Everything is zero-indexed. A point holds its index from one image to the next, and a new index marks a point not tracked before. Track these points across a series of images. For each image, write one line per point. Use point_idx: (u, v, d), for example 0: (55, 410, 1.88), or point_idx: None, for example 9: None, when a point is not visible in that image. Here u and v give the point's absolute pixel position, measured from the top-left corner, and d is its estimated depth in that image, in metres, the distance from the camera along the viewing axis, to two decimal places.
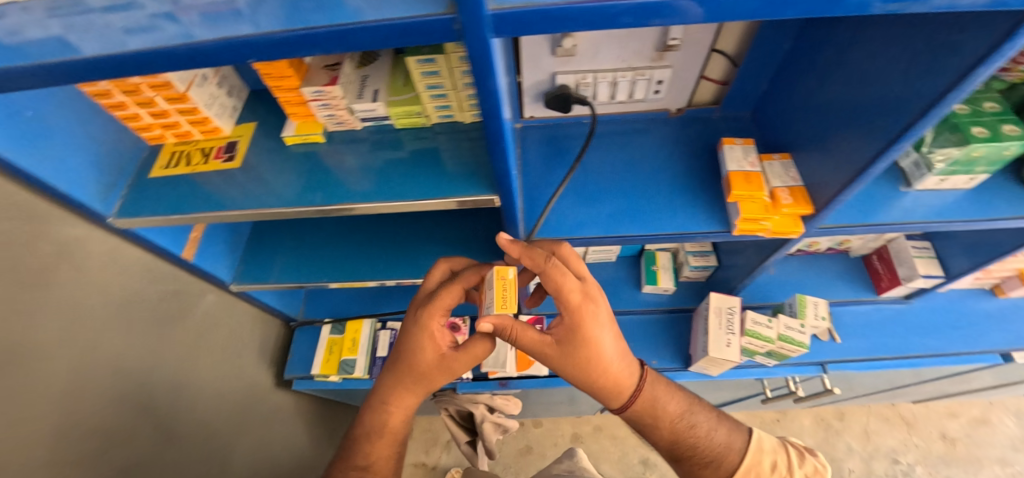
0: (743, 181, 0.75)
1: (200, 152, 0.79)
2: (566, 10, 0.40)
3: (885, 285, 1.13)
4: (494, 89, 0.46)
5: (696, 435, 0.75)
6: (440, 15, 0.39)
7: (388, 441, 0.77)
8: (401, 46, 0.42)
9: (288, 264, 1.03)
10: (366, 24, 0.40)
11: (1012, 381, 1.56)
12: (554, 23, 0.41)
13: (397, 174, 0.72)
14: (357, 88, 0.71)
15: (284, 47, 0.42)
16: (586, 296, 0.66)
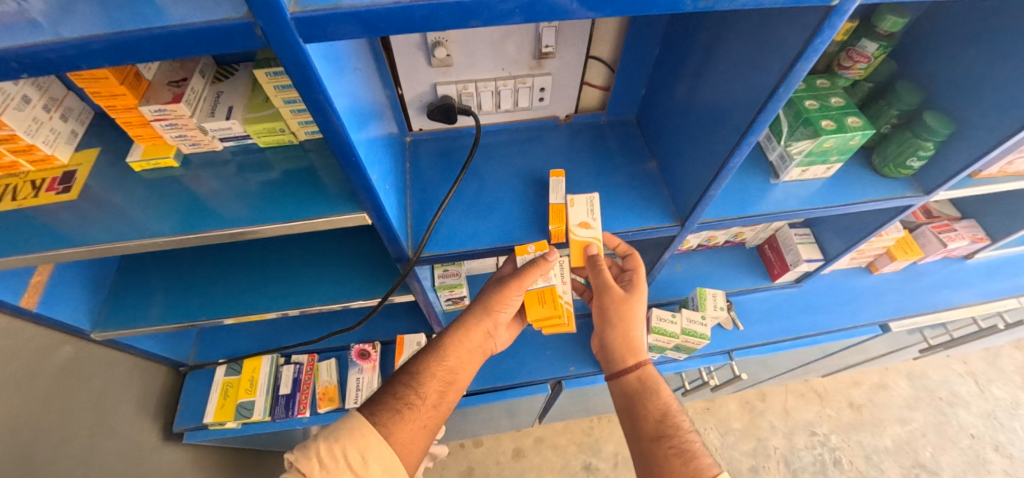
0: (533, 299, 0.81)
1: (29, 184, 0.69)
2: (376, 12, 0.40)
3: (778, 271, 1.18)
4: (324, 100, 0.44)
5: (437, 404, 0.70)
6: (237, 18, 0.38)
7: (429, 413, 0.68)
8: (216, 51, 0.41)
9: (165, 304, 0.91)
10: (164, 29, 0.38)
11: (895, 350, 1.67)
12: (370, 25, 0.41)
13: (267, 199, 0.69)
14: (209, 105, 0.66)
15: (70, 56, 0.39)
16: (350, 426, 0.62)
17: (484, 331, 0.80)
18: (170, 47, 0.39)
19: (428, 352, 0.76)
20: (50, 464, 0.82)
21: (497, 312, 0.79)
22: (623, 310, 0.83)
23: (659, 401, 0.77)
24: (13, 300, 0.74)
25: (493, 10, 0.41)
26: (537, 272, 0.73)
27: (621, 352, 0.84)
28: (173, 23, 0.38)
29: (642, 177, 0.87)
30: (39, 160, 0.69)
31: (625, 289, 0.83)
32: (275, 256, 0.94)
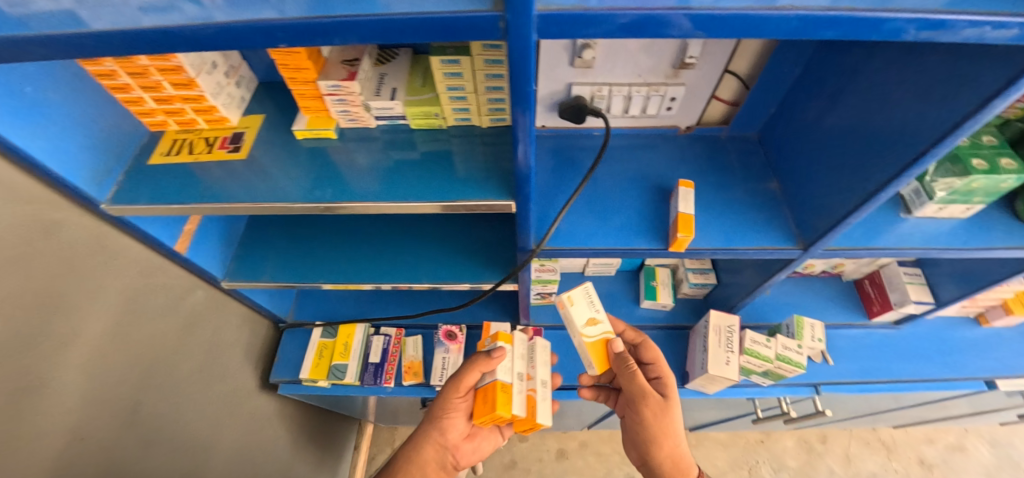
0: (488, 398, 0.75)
1: (203, 141, 0.77)
2: (615, 15, 0.40)
3: (877, 309, 1.10)
4: (531, 91, 0.47)
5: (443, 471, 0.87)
6: (485, 10, 0.41)
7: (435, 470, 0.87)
8: (459, 40, 0.43)
9: (282, 263, 0.97)
10: (420, 15, 0.42)
11: (987, 412, 1.54)
12: (603, 28, 0.41)
13: (409, 178, 0.72)
14: (374, 86, 0.70)
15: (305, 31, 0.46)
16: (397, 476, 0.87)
17: (438, 445, 0.88)
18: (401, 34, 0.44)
19: (417, 456, 0.87)
20: (164, 391, 0.91)
21: (441, 425, 0.87)
22: (659, 421, 0.81)
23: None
24: (169, 243, 0.83)
25: (723, 20, 0.41)
26: (476, 365, 0.77)
27: (664, 464, 0.83)
28: (430, 10, 0.42)
29: (762, 195, 0.85)
30: (213, 119, 0.77)
31: (654, 403, 0.80)
32: (388, 231, 0.99)
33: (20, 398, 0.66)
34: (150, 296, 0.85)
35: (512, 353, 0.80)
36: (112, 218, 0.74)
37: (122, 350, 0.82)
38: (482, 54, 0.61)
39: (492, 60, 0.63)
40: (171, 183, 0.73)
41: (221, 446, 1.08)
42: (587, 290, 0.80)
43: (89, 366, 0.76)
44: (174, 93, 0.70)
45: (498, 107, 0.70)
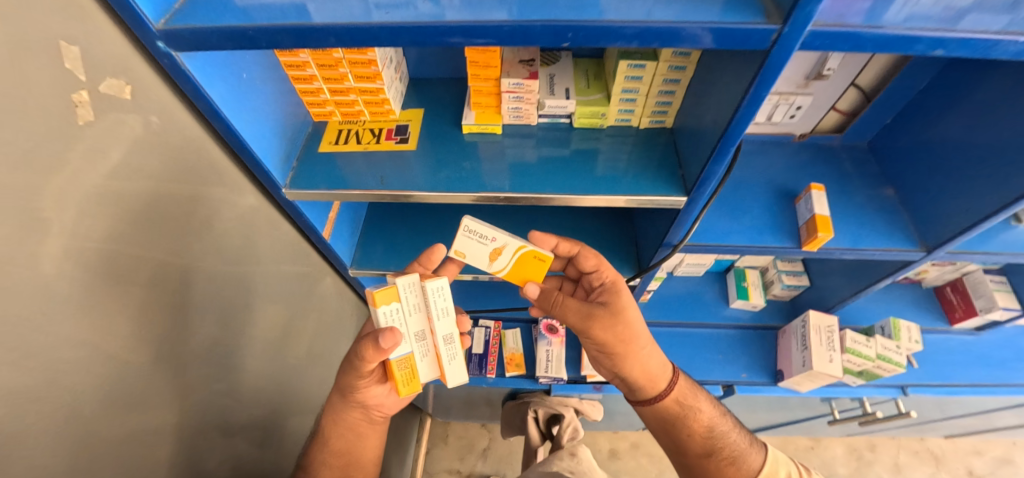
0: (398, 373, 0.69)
1: (369, 131, 0.80)
2: (873, 36, 0.47)
3: (959, 316, 1.14)
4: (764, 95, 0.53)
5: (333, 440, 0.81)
6: (764, 23, 0.47)
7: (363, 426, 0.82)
8: (726, 48, 0.48)
9: (407, 252, 1.01)
10: (705, 24, 0.47)
11: None
12: (857, 44, 0.48)
13: (571, 173, 0.77)
14: (547, 85, 0.75)
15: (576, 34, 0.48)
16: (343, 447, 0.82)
17: (360, 409, 0.81)
18: (680, 37, 0.48)
19: (343, 421, 0.81)
20: (292, 372, 0.94)
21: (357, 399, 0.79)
22: (617, 321, 0.79)
23: (699, 407, 0.87)
24: (320, 228, 0.86)
25: (963, 43, 0.48)
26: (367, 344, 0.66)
27: (642, 370, 0.84)
28: (712, 21, 0.47)
29: (881, 202, 0.90)
30: (380, 111, 0.80)
31: (603, 313, 0.79)
32: (507, 224, 1.04)
33: (206, 371, 0.69)
34: (293, 281, 0.88)
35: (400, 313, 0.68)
36: (285, 203, 0.77)
37: (269, 330, 0.84)
38: (670, 60, 0.67)
39: (676, 66, 0.68)
40: (346, 171, 0.76)
41: None
42: (468, 227, 0.73)
43: (249, 342, 0.79)
44: (355, 85, 0.74)
45: (660, 110, 0.76)
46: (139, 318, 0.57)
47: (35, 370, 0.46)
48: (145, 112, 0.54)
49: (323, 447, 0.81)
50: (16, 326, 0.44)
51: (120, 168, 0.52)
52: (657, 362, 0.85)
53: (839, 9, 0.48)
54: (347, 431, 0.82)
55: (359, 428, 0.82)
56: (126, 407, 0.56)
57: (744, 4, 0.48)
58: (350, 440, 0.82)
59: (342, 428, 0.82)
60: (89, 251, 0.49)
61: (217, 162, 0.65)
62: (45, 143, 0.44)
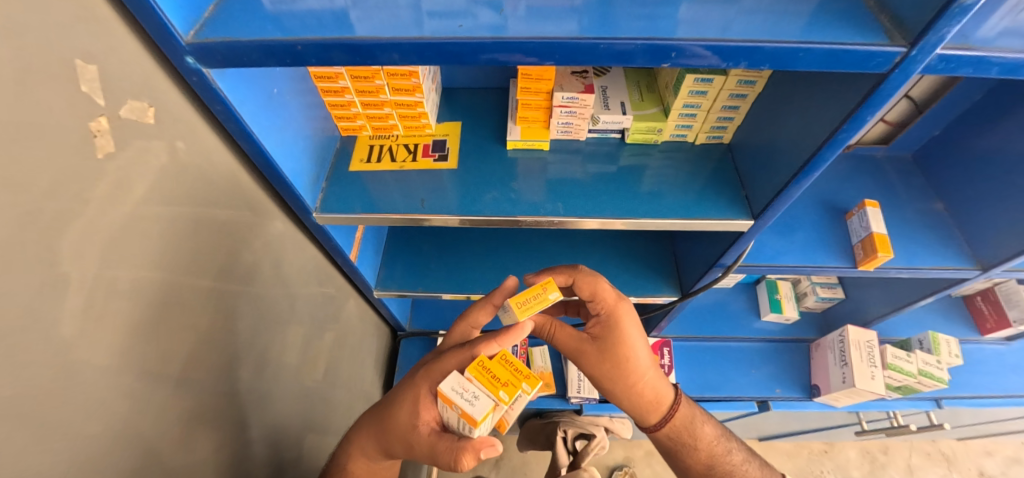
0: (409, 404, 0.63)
1: (404, 148, 0.75)
2: (1004, 60, 0.42)
3: (991, 326, 1.10)
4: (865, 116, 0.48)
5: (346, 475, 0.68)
6: (886, 44, 0.42)
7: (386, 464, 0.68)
8: (836, 69, 0.44)
9: (436, 271, 0.96)
10: (819, 46, 0.42)
11: None
12: (981, 68, 0.44)
13: (623, 192, 0.72)
14: (600, 99, 0.70)
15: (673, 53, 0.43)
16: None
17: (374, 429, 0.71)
18: (798, 59, 0.43)
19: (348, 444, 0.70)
20: (315, 403, 0.88)
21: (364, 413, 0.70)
22: (609, 353, 0.72)
23: (709, 431, 0.79)
24: (348, 251, 0.80)
25: None
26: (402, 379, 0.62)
27: (645, 396, 0.75)
28: (827, 41, 0.42)
29: (930, 216, 0.87)
30: (415, 126, 0.75)
31: (592, 349, 0.73)
32: (540, 240, 0.99)
33: (231, 414, 0.62)
34: (316, 306, 0.82)
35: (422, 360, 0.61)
36: (313, 226, 0.70)
37: (293, 361, 0.78)
38: (740, 75, 0.62)
39: (746, 81, 0.63)
40: (383, 192, 0.71)
41: None
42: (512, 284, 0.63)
43: (274, 376, 0.72)
44: (393, 100, 0.68)
45: (719, 126, 0.71)
46: (164, 367, 0.50)
47: (54, 448, 0.39)
48: (169, 137, 0.47)
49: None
50: (33, 401, 0.37)
51: (144, 204, 0.45)
52: (664, 385, 0.75)
53: (960, 29, 0.44)
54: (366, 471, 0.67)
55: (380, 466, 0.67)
56: (151, 467, 0.50)
57: (853, 22, 0.45)
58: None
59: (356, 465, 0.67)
60: (112, 303, 0.43)
61: (242, 185, 0.58)
62: (64, 184, 0.37)
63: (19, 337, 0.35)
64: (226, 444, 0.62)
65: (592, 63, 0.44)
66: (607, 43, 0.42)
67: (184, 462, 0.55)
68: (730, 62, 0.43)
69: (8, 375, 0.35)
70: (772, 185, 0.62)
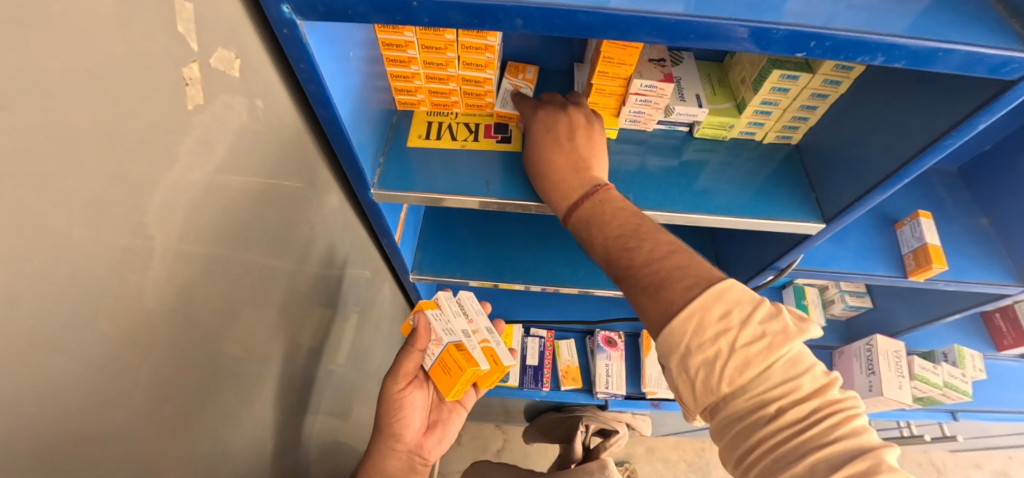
0: (440, 374, 0.70)
1: (464, 126, 0.72)
2: None
3: (1008, 342, 1.12)
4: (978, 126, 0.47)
5: (382, 442, 0.72)
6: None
7: (407, 416, 0.73)
8: (966, 73, 0.42)
9: (474, 257, 0.93)
10: (960, 46, 0.40)
11: None
12: None
13: (687, 187, 0.69)
14: (675, 90, 0.69)
15: (806, 42, 0.41)
16: (403, 443, 0.73)
17: (401, 452, 0.73)
18: (936, 59, 0.41)
19: (380, 471, 0.71)
20: (341, 385, 0.84)
21: (394, 429, 0.72)
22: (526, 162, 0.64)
23: (616, 220, 0.52)
24: (393, 230, 0.77)
25: None
26: (410, 346, 0.69)
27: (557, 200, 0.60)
28: (967, 42, 0.41)
29: (975, 231, 0.87)
30: (476, 106, 0.71)
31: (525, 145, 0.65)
32: None
33: (275, 393, 0.59)
34: (353, 285, 0.79)
35: (442, 316, 0.68)
36: (366, 201, 0.67)
37: (329, 341, 0.75)
38: (829, 75, 0.60)
39: (833, 81, 0.61)
40: (442, 172, 0.67)
41: (360, 442, 1.01)
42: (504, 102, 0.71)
43: (312, 356, 0.69)
44: (460, 75, 0.64)
45: (792, 125, 0.70)
46: (227, 341, 0.47)
47: (125, 428, 0.36)
48: (252, 95, 0.43)
49: (379, 452, 0.72)
50: (111, 375, 0.34)
51: (224, 166, 0.41)
52: (571, 185, 0.59)
53: None
54: (394, 423, 0.72)
55: (405, 412, 0.72)
56: (205, 446, 0.47)
57: (985, 24, 0.43)
58: (400, 434, 0.72)
59: (385, 423, 0.72)
60: (189, 273, 0.39)
61: (305, 152, 0.55)
62: (157, 138, 0.33)
63: (103, 306, 0.32)
64: (269, 423, 0.59)
65: (719, 45, 0.41)
66: (745, 26, 0.39)
67: (234, 442, 0.52)
68: (867, 56, 0.42)
69: (91, 348, 0.31)
70: (852, 188, 0.61)
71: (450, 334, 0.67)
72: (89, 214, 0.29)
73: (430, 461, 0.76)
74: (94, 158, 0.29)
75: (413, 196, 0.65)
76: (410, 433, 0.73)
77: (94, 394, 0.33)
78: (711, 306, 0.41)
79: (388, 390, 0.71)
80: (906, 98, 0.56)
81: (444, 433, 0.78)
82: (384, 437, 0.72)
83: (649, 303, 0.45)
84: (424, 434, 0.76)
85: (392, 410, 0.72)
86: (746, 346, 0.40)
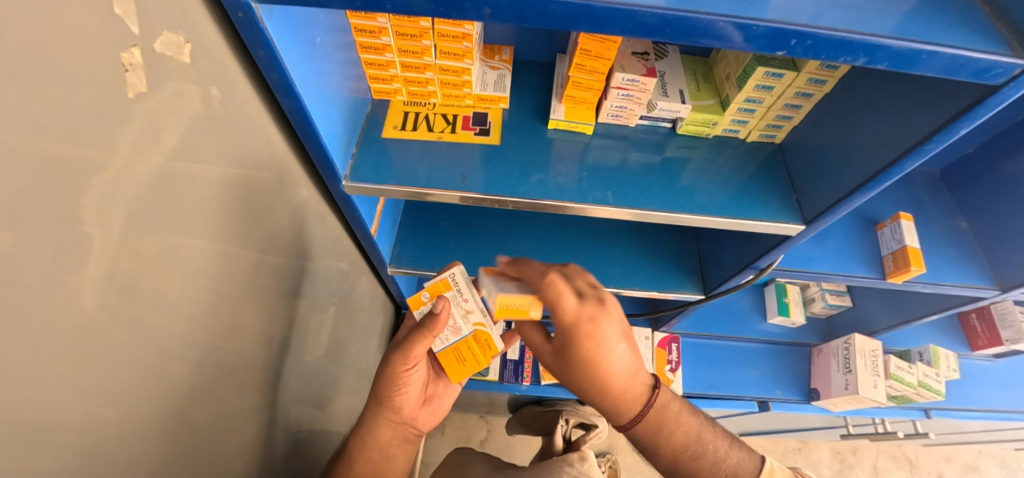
0: (451, 359, 0.70)
1: (441, 117, 0.69)
2: None
3: (982, 343, 1.13)
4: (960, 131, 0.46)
5: (381, 415, 0.72)
6: (1010, 56, 0.40)
7: (409, 391, 0.71)
8: (951, 76, 0.41)
9: (453, 251, 0.92)
10: (944, 49, 0.39)
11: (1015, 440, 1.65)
12: None
13: (668, 185, 0.68)
14: (658, 86, 0.67)
15: (788, 40, 0.39)
16: (402, 415, 0.73)
17: (395, 422, 0.73)
18: (919, 61, 0.40)
19: (372, 438, 0.72)
20: (316, 378, 0.83)
21: (393, 402, 0.72)
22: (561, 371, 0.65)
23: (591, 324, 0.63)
24: (367, 223, 0.75)
25: None
26: (428, 332, 0.65)
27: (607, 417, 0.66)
28: (952, 44, 0.39)
29: (954, 234, 0.88)
30: (454, 97, 0.69)
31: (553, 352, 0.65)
32: (562, 228, 0.96)
33: (241, 390, 0.58)
34: (326, 278, 0.77)
35: (455, 298, 0.67)
36: (338, 193, 0.65)
37: (300, 334, 0.73)
38: (813, 73, 0.59)
39: (817, 80, 0.60)
40: (416, 165, 0.65)
41: (339, 433, 1.00)
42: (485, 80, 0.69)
43: (283, 350, 0.67)
44: (436, 65, 0.62)
45: (776, 125, 0.69)
46: (183, 338, 0.45)
47: (64, 435, 0.34)
48: (206, 82, 0.41)
49: (375, 424, 0.72)
50: (48, 377, 0.32)
51: (174, 158, 0.39)
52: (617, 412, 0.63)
53: None
54: (395, 398, 0.71)
55: (407, 389, 0.71)
56: (160, 446, 0.45)
57: (972, 25, 0.42)
58: (399, 407, 0.72)
59: (384, 397, 0.72)
60: (137, 270, 0.37)
61: (270, 142, 0.52)
62: (95, 129, 0.31)
63: (35, 306, 0.30)
64: (234, 420, 0.57)
65: (700, 41, 0.39)
66: (724, 21, 0.38)
67: (194, 440, 0.50)
68: (849, 56, 0.40)
69: (21, 352, 0.30)
70: (832, 190, 0.60)
71: (470, 318, 0.68)
72: (13, 209, 0.27)
73: (425, 430, 0.76)
74: (16, 152, 0.27)
75: (385, 190, 0.63)
76: (408, 408, 0.73)
77: (30, 398, 0.31)
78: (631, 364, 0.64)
79: (393, 369, 0.69)
80: (890, 100, 0.55)
81: (441, 404, 0.78)
82: (381, 410, 0.72)
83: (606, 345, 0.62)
84: (422, 407, 0.75)
85: (394, 386, 0.71)
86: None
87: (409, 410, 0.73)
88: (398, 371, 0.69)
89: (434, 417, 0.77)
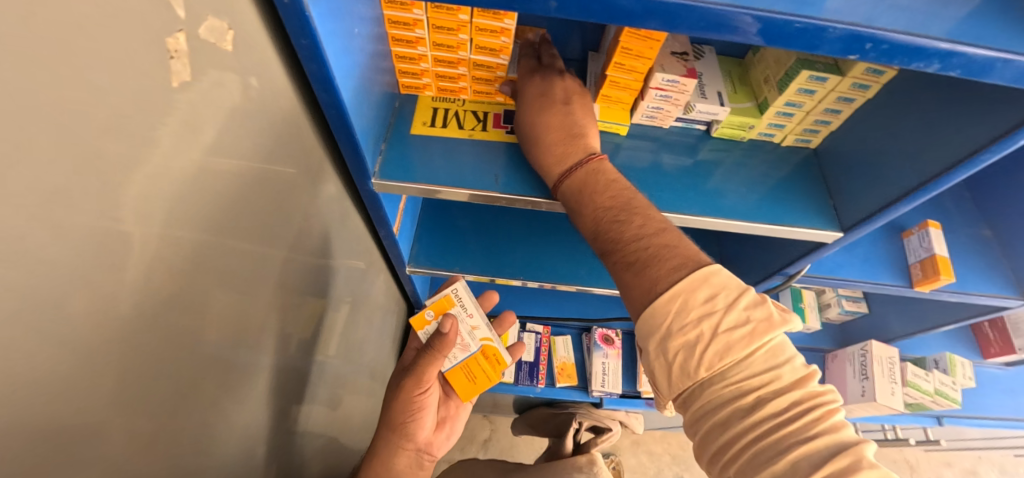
0: (461, 377, 0.69)
1: (471, 114, 0.67)
2: None
3: (995, 351, 1.13)
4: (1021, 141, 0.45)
5: (395, 446, 0.67)
6: None
7: (424, 417, 0.68)
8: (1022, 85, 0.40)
9: (472, 250, 0.90)
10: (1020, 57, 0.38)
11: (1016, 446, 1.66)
12: None
13: (701, 189, 0.66)
14: (696, 87, 0.65)
15: (861, 43, 0.37)
16: (417, 443, 0.69)
17: (411, 450, 0.69)
18: (992, 69, 0.39)
19: (388, 469, 0.66)
20: (331, 378, 0.81)
21: (408, 428, 0.67)
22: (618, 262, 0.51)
23: (608, 191, 0.54)
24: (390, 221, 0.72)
25: None
26: (438, 352, 0.62)
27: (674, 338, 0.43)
28: None
29: (979, 243, 0.87)
30: (485, 94, 0.66)
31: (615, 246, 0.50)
32: None
33: (264, 393, 0.55)
34: (346, 276, 0.75)
35: (460, 314, 0.65)
36: (364, 190, 0.63)
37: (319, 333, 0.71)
38: (859, 78, 0.57)
39: (861, 85, 0.58)
40: (446, 163, 0.63)
41: (350, 434, 0.98)
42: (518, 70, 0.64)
43: (303, 351, 0.65)
44: (470, 60, 0.60)
45: (814, 129, 0.67)
46: (212, 341, 0.43)
47: (96, 446, 0.32)
48: (246, 72, 0.38)
49: (390, 456, 0.67)
50: (84, 385, 0.30)
51: (212, 152, 0.37)
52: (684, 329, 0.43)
53: None
54: (411, 425, 0.67)
55: (423, 414, 0.68)
56: (188, 452, 0.43)
57: None
58: (414, 435, 0.68)
59: (398, 426, 0.67)
60: (173, 269, 0.35)
61: (302, 135, 0.50)
62: (139, 120, 0.29)
63: (74, 311, 0.28)
64: (257, 423, 0.55)
65: (771, 42, 0.38)
66: (799, 22, 0.36)
67: (219, 446, 0.48)
68: (920, 62, 0.39)
69: (56, 362, 0.28)
70: (875, 198, 0.59)
71: (477, 335, 0.66)
72: (56, 205, 0.25)
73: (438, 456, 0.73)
74: (60, 144, 0.24)
75: (414, 188, 0.61)
76: (422, 434, 0.69)
77: (66, 406, 0.29)
78: (695, 288, 0.43)
79: (409, 393, 0.65)
80: (941, 107, 0.53)
81: (452, 426, 0.75)
82: (395, 440, 0.67)
83: (632, 281, 0.48)
84: (436, 431, 0.72)
85: (409, 413, 0.67)
86: (728, 331, 0.42)
87: (423, 436, 0.69)
88: (412, 395, 0.65)
89: (444, 442, 0.74)
